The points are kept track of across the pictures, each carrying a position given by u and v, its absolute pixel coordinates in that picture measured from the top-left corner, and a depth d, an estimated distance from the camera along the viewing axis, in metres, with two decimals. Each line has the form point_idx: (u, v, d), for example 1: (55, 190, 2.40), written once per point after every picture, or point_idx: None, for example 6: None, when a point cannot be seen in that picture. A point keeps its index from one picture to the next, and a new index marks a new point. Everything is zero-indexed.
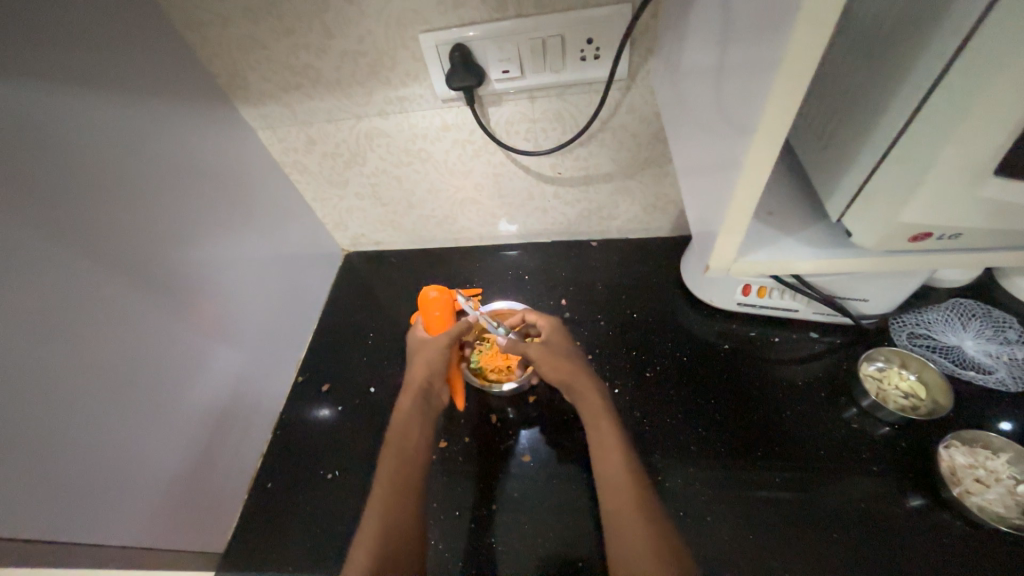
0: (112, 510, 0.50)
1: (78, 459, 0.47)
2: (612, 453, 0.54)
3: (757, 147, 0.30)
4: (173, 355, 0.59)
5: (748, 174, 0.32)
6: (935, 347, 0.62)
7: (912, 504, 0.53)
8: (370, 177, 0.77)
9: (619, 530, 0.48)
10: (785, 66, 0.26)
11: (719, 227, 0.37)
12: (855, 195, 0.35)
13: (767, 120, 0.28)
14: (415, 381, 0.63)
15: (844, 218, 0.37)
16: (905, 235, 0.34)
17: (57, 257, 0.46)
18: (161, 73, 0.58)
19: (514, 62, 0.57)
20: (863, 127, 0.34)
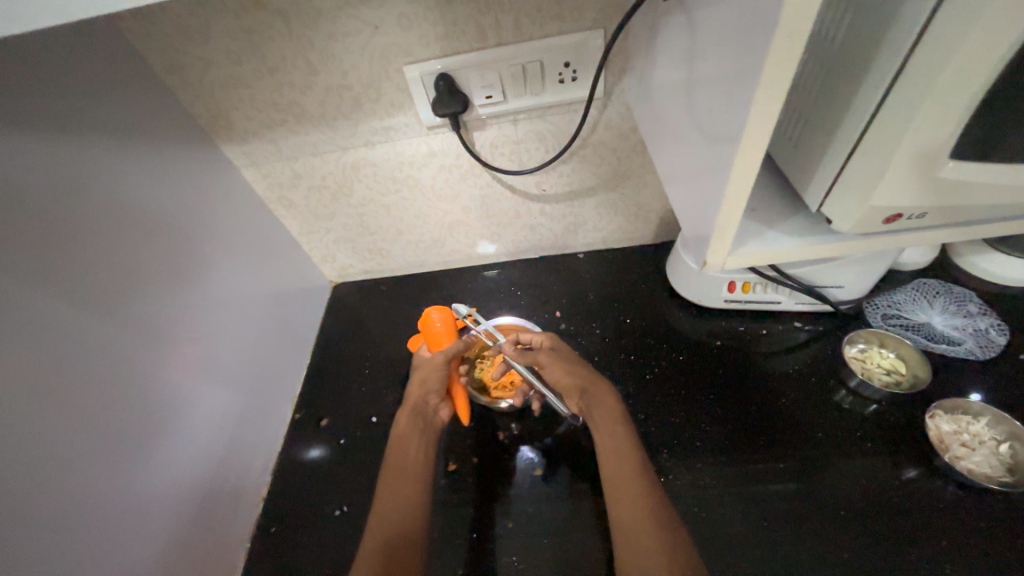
0: (107, 570, 0.47)
1: (67, 518, 0.44)
2: (625, 454, 0.55)
3: (745, 150, 0.33)
4: (168, 399, 0.57)
5: (738, 174, 0.35)
6: (907, 325, 0.67)
7: (908, 475, 0.56)
8: (358, 207, 0.78)
9: (627, 527, 0.49)
10: (766, 75, 0.29)
11: (712, 226, 0.40)
12: (829, 184, 0.39)
13: (753, 126, 0.31)
14: (410, 400, 0.66)
15: (822, 207, 0.40)
16: (879, 218, 0.38)
17: (43, 305, 0.44)
18: (144, 117, 0.58)
19: (496, 88, 0.60)
20: (830, 127, 0.37)
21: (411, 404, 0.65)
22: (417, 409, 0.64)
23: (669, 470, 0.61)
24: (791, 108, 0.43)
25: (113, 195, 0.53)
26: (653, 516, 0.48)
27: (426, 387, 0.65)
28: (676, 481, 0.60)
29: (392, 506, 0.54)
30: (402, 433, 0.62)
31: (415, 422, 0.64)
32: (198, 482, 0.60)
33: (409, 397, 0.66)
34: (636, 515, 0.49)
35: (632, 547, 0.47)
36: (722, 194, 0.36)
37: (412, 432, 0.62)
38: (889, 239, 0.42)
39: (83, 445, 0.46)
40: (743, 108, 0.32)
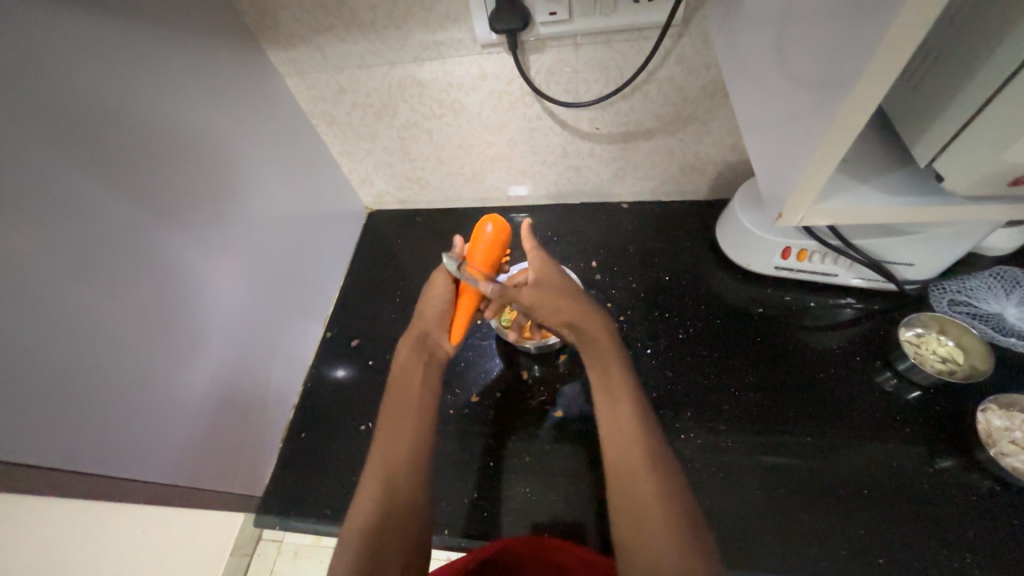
0: (142, 448, 0.50)
1: (110, 396, 0.47)
2: (621, 398, 0.54)
3: (871, 77, 0.29)
4: (204, 301, 0.58)
5: (853, 106, 0.31)
6: (975, 314, 0.62)
7: (941, 466, 0.55)
8: (399, 130, 0.74)
9: (620, 469, 0.50)
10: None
11: (803, 167, 0.36)
12: (960, 129, 0.35)
13: (889, 45, 0.27)
14: (415, 329, 0.65)
15: (935, 163, 0.37)
16: (1007, 177, 0.34)
17: (90, 191, 0.45)
18: (189, 7, 0.54)
19: (562, 3, 0.54)
20: (978, 63, 0.32)
21: (416, 333, 0.64)
22: (421, 339, 0.63)
23: (691, 429, 0.61)
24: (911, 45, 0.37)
25: (163, 93, 0.52)
26: (650, 466, 0.49)
27: (427, 317, 0.64)
28: (695, 440, 0.60)
29: (391, 441, 0.56)
30: (405, 368, 0.62)
31: (418, 354, 0.63)
32: (234, 381, 0.63)
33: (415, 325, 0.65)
34: (633, 460, 0.50)
35: (628, 488, 0.48)
36: (827, 129, 0.33)
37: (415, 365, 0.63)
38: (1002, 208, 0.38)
39: (125, 333, 0.48)
40: (883, 23, 0.27)
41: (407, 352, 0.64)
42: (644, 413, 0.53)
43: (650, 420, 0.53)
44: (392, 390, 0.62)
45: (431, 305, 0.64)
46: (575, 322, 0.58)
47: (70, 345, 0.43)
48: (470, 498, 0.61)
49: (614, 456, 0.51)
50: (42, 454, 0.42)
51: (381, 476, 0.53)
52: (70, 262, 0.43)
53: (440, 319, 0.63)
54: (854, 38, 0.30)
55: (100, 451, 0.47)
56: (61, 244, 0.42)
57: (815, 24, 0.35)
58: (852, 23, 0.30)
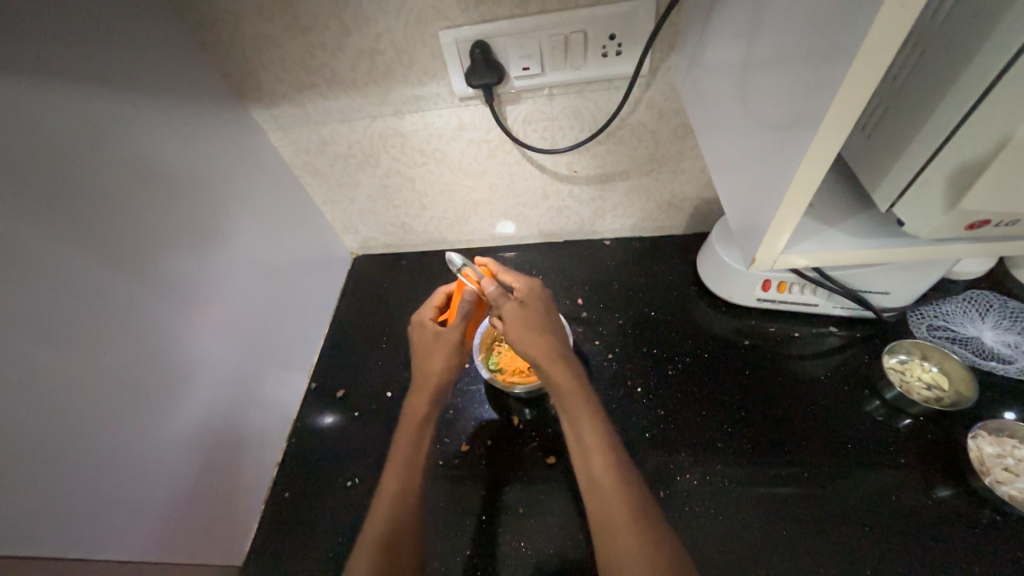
0: (114, 526, 0.47)
1: (77, 468, 0.44)
2: (596, 451, 0.52)
3: (828, 131, 0.30)
4: (180, 361, 0.56)
5: (814, 157, 0.32)
6: (954, 338, 0.63)
7: (940, 495, 0.54)
8: (382, 179, 0.76)
9: (602, 527, 0.48)
10: (868, 46, 0.26)
11: (772, 217, 0.38)
12: (905, 182, 0.38)
13: (844, 100, 0.29)
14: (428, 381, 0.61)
15: (893, 208, 0.39)
16: (962, 223, 0.37)
17: (65, 257, 0.44)
18: (171, 72, 0.56)
19: (535, 58, 0.56)
20: (928, 111, 0.34)
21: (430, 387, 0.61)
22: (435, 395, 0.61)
23: (686, 469, 0.59)
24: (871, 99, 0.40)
25: (144, 155, 0.52)
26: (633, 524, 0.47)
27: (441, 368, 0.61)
28: (693, 480, 0.58)
29: (399, 508, 0.53)
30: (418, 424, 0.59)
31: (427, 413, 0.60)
32: (212, 443, 0.60)
33: (427, 377, 0.61)
34: (614, 517, 0.48)
35: (613, 549, 0.47)
36: (793, 178, 0.34)
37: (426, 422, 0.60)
38: (966, 248, 0.40)
39: (94, 398, 0.46)
40: (837, 80, 0.29)
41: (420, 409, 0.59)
42: (622, 464, 0.51)
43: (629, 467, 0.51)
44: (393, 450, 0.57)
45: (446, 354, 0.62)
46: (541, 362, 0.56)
47: (33, 417, 0.41)
48: (464, 555, 0.59)
49: (599, 522, 0.49)
50: (13, 542, 0.39)
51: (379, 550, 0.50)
52: (35, 329, 0.41)
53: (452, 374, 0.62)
54: (811, 93, 0.31)
55: (71, 535, 0.43)
56: (29, 311, 0.41)
57: (773, 78, 0.37)
58: (808, 79, 0.32)
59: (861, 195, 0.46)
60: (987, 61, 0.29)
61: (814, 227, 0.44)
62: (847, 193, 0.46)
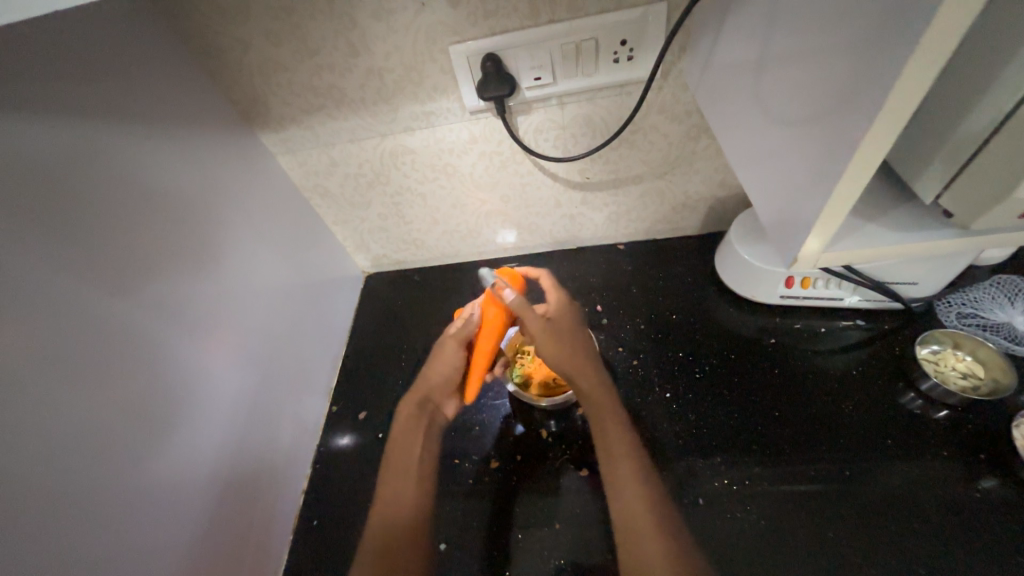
0: (140, 566, 0.46)
1: (104, 507, 0.43)
2: (622, 458, 0.54)
3: (877, 132, 0.29)
4: (201, 393, 0.55)
5: (861, 156, 0.31)
6: (985, 324, 0.62)
7: (986, 487, 0.53)
8: (393, 197, 0.75)
9: (627, 531, 0.50)
10: (918, 41, 0.25)
11: (810, 217, 0.36)
12: (959, 167, 0.37)
13: (893, 99, 0.28)
14: (417, 390, 0.67)
15: (939, 200, 0.40)
16: (1014, 214, 0.36)
17: (83, 296, 0.43)
18: (180, 102, 0.55)
19: (546, 68, 0.56)
20: (976, 97, 0.34)
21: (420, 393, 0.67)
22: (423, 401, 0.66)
23: (723, 475, 0.58)
24: None
25: (159, 187, 0.52)
26: (651, 522, 0.50)
27: (430, 376, 0.67)
28: (731, 486, 0.57)
29: (389, 509, 0.59)
30: (407, 429, 0.66)
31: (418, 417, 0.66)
32: (237, 474, 0.59)
33: (417, 386, 0.68)
34: (638, 521, 0.50)
35: (633, 545, 0.49)
36: (834, 181, 0.33)
37: (416, 428, 0.66)
38: (1006, 236, 0.40)
39: (109, 441, 0.44)
40: (884, 78, 0.27)
41: (410, 415, 0.67)
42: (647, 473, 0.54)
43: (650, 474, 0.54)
44: (390, 454, 0.64)
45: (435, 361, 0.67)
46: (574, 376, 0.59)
47: (45, 466, 0.39)
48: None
49: (622, 521, 0.51)
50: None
51: (377, 548, 0.55)
52: (46, 373, 0.40)
53: (442, 376, 0.66)
54: (851, 92, 0.30)
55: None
56: (40, 356, 0.40)
57: (800, 76, 0.36)
58: (846, 75, 0.31)
59: (891, 187, 0.45)
60: None
61: (848, 223, 0.43)
62: (877, 186, 0.45)
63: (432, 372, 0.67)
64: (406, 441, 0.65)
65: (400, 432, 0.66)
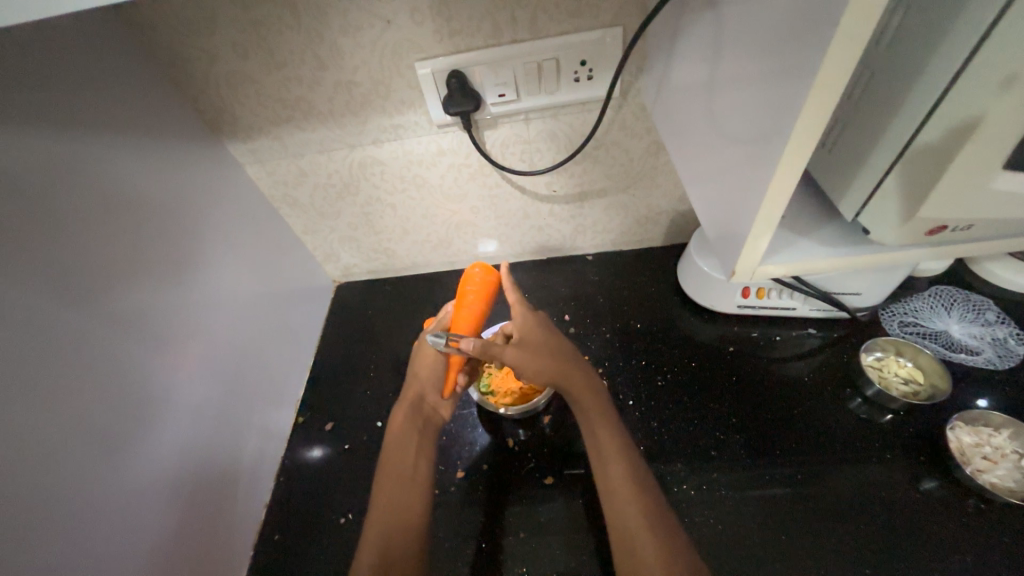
0: None
1: (59, 525, 0.42)
2: (612, 457, 0.54)
3: (795, 153, 0.32)
4: (163, 405, 0.54)
5: (784, 175, 0.33)
6: (924, 332, 0.66)
7: (926, 487, 0.56)
8: (363, 207, 0.76)
9: (620, 532, 0.50)
10: (824, 73, 0.28)
11: (748, 232, 0.39)
12: (869, 190, 0.40)
13: (805, 124, 0.30)
14: (409, 393, 0.67)
15: (858, 217, 0.42)
16: (924, 229, 0.39)
17: (40, 307, 0.42)
18: (143, 110, 0.55)
19: (509, 85, 0.58)
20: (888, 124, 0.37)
21: (412, 397, 0.66)
22: (417, 403, 0.65)
23: (683, 480, 0.59)
24: (839, 112, 0.42)
25: (122, 195, 0.51)
26: (644, 519, 0.49)
27: (422, 379, 0.67)
28: (690, 490, 0.59)
29: (389, 519, 0.54)
30: (404, 433, 0.62)
31: (414, 419, 0.64)
32: (198, 487, 0.58)
33: (408, 390, 0.67)
34: (631, 520, 0.50)
35: (625, 545, 0.49)
36: (763, 198, 0.35)
37: (411, 432, 0.62)
38: (927, 250, 0.43)
39: (62, 455, 0.43)
40: (798, 104, 0.30)
41: (404, 419, 0.63)
42: (640, 473, 0.53)
43: (643, 470, 0.54)
44: (385, 461, 0.60)
45: (426, 365, 0.67)
46: (559, 378, 0.59)
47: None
48: None
49: (615, 521, 0.51)
50: None
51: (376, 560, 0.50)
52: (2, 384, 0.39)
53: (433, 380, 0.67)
54: (775, 116, 0.33)
55: None
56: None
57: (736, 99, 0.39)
58: (771, 100, 0.34)
59: (826, 205, 0.48)
60: (934, 80, 0.32)
61: (788, 238, 0.46)
62: (814, 203, 0.49)
63: (425, 375, 0.67)
64: (403, 445, 0.61)
65: (396, 436, 0.62)
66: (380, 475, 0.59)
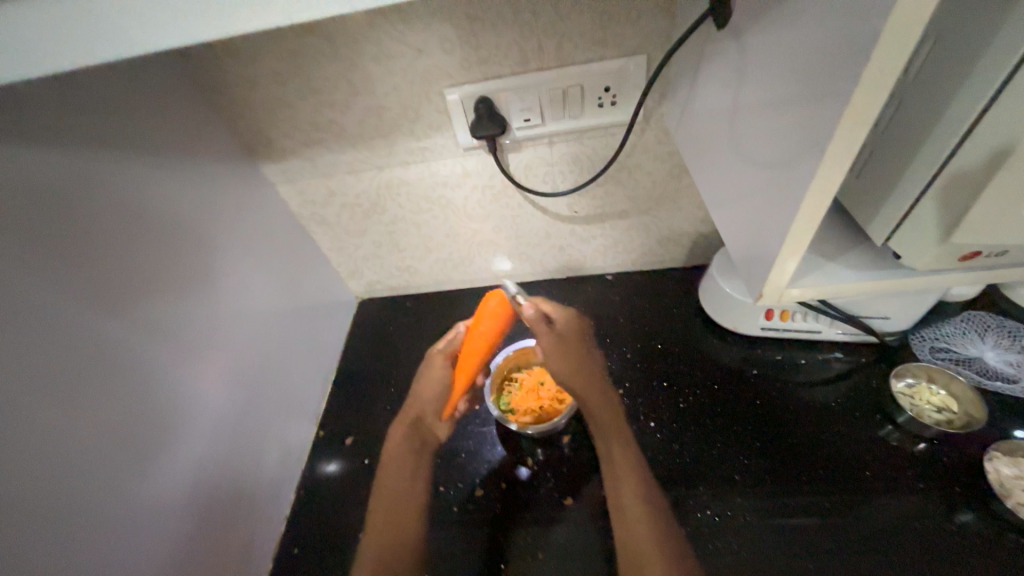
0: None
1: (85, 529, 0.43)
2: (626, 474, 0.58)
3: (826, 178, 0.32)
4: (189, 414, 0.55)
5: (813, 200, 0.34)
6: (956, 359, 0.65)
7: (963, 520, 0.53)
8: (389, 226, 0.78)
9: (629, 545, 0.54)
10: (855, 102, 0.28)
11: (775, 255, 0.39)
12: (898, 218, 0.40)
13: (836, 150, 0.31)
14: (410, 413, 0.69)
15: (889, 241, 0.42)
16: (957, 256, 0.39)
17: (79, 317, 0.45)
18: (184, 134, 0.58)
19: (534, 110, 0.60)
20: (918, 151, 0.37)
21: (410, 416, 0.69)
22: (415, 424, 0.68)
23: (706, 505, 0.58)
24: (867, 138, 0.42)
25: (157, 214, 0.53)
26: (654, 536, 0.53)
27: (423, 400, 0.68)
28: (714, 516, 0.57)
29: (385, 535, 0.60)
30: (399, 454, 0.67)
31: (412, 440, 0.67)
32: (219, 497, 0.59)
33: (409, 409, 0.69)
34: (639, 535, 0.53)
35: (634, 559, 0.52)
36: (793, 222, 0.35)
37: (408, 452, 0.67)
38: (958, 275, 0.42)
39: (92, 461, 0.44)
40: (829, 131, 0.30)
41: (400, 439, 0.68)
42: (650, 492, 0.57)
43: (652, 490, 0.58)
44: (381, 479, 0.66)
45: (427, 386, 0.68)
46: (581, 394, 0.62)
47: (25, 486, 0.39)
48: None
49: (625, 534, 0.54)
50: None
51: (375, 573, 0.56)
52: (39, 389, 0.41)
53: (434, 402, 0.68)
54: (805, 142, 0.33)
55: None
56: (31, 375, 0.40)
57: (763, 125, 0.39)
58: (800, 127, 0.34)
59: (854, 229, 0.48)
60: (963, 110, 0.32)
61: (815, 261, 0.46)
62: (842, 228, 0.49)
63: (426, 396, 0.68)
64: (399, 465, 0.66)
65: (392, 456, 0.67)
66: (379, 491, 0.65)
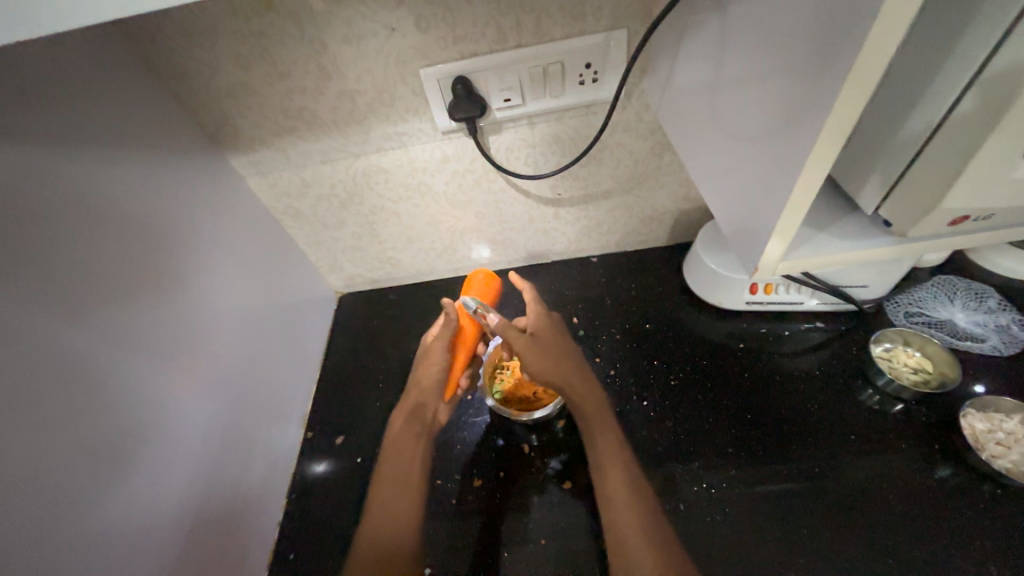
0: None
1: (65, 555, 0.40)
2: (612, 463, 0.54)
3: (822, 150, 0.31)
4: (168, 425, 0.52)
5: (810, 172, 0.33)
6: (930, 322, 0.67)
7: (941, 475, 0.56)
8: (368, 216, 0.75)
9: (614, 536, 0.50)
10: (854, 71, 0.28)
11: (769, 230, 0.39)
12: (889, 185, 0.41)
13: (833, 121, 0.30)
14: (409, 399, 0.65)
15: (880, 209, 0.43)
16: (947, 219, 0.39)
17: (42, 329, 0.41)
18: (144, 124, 0.54)
19: (515, 90, 0.58)
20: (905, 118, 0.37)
21: (412, 401, 0.64)
22: (416, 408, 0.64)
23: (702, 479, 0.59)
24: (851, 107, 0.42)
25: (122, 211, 0.49)
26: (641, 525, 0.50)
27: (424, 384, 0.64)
28: (710, 488, 0.58)
29: (380, 522, 0.55)
30: (400, 440, 0.62)
31: (413, 424, 0.63)
32: (207, 509, 0.56)
33: (409, 394, 0.65)
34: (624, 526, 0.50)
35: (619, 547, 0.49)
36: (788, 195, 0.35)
37: (409, 438, 0.62)
38: (938, 241, 0.44)
39: (67, 482, 0.41)
40: (825, 101, 0.30)
41: (400, 424, 0.63)
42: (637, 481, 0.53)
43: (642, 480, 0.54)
44: (382, 466, 0.61)
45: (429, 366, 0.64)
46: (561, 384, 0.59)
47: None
48: None
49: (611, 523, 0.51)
50: None
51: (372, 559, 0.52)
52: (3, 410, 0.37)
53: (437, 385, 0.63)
54: (798, 113, 0.33)
55: None
56: None
57: (750, 97, 0.39)
58: (791, 97, 0.34)
59: (836, 199, 0.49)
60: (957, 74, 0.33)
61: (803, 233, 0.46)
62: (825, 198, 0.49)
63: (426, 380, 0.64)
64: (400, 451, 0.61)
65: (393, 441, 0.62)
66: (377, 478, 0.59)
